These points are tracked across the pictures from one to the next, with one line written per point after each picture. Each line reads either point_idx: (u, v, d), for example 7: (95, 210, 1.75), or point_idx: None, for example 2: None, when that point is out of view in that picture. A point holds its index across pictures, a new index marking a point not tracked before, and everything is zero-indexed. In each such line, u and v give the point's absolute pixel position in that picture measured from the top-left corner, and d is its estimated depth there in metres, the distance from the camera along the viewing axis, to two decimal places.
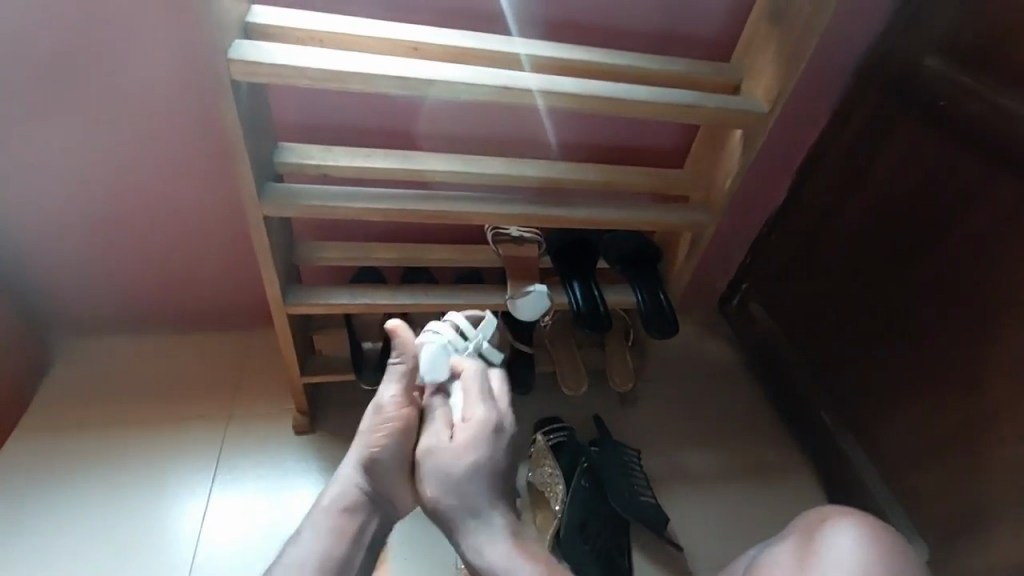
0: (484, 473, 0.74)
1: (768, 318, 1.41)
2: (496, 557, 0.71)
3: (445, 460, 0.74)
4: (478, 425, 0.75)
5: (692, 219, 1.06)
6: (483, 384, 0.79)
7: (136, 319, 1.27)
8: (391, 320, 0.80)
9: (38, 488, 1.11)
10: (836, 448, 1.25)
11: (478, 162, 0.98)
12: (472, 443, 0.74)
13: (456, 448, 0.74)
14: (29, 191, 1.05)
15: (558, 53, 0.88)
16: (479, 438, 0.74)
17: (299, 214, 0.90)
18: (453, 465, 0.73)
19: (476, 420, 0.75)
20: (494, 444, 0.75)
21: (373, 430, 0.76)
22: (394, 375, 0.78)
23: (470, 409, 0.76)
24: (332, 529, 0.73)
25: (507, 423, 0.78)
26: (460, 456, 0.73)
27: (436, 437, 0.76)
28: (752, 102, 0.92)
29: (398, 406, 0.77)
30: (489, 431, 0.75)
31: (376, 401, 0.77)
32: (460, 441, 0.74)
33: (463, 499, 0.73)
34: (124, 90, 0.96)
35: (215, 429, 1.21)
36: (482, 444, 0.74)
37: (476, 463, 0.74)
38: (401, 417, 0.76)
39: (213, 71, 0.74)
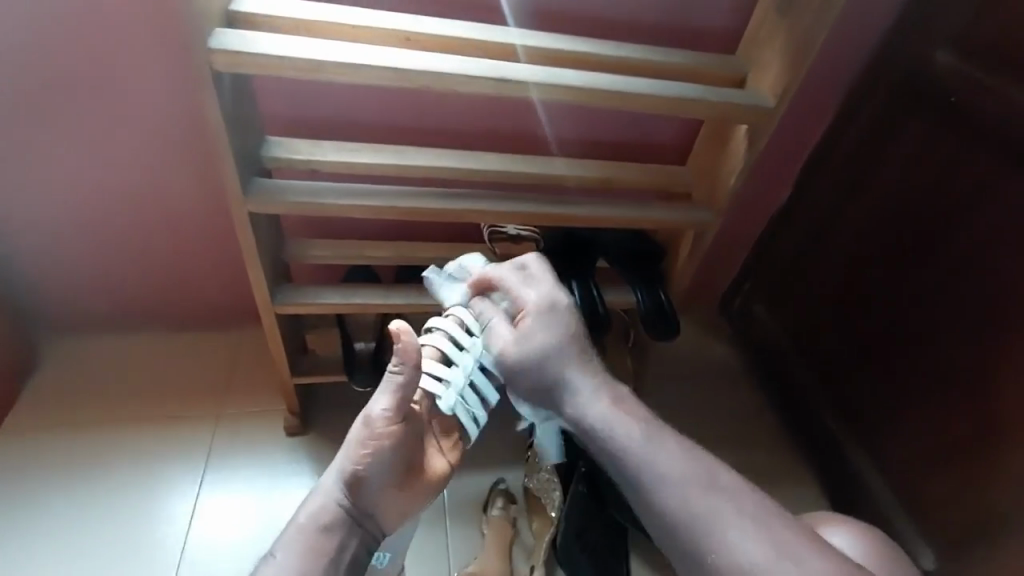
0: (565, 339, 0.76)
1: (773, 320, 1.37)
2: (596, 411, 0.72)
3: (523, 338, 0.76)
4: (535, 302, 0.78)
5: (694, 218, 1.02)
6: (519, 272, 0.81)
7: (124, 318, 1.24)
8: (395, 320, 0.70)
9: (22, 488, 1.08)
10: (840, 454, 1.21)
11: (473, 157, 0.95)
12: (540, 319, 0.77)
13: (524, 332, 0.77)
14: (10, 186, 1.02)
15: (554, 44, 0.85)
16: (542, 312, 0.77)
17: (287, 210, 0.87)
18: (528, 345, 0.76)
19: (529, 298, 0.78)
20: (564, 310, 0.78)
21: (361, 445, 0.70)
22: (387, 388, 0.71)
23: (518, 293, 0.79)
24: (309, 546, 0.68)
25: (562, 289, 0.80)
26: (533, 332, 0.76)
27: (501, 334, 0.78)
28: (759, 96, 0.88)
29: (390, 423, 0.71)
30: (548, 305, 0.78)
31: (366, 414, 0.71)
32: (528, 324, 0.77)
33: (561, 364, 0.75)
34: (107, 82, 0.93)
35: (204, 430, 1.18)
36: (549, 314, 0.77)
37: (550, 335, 0.76)
38: (393, 436, 0.70)
39: (193, 62, 0.70)
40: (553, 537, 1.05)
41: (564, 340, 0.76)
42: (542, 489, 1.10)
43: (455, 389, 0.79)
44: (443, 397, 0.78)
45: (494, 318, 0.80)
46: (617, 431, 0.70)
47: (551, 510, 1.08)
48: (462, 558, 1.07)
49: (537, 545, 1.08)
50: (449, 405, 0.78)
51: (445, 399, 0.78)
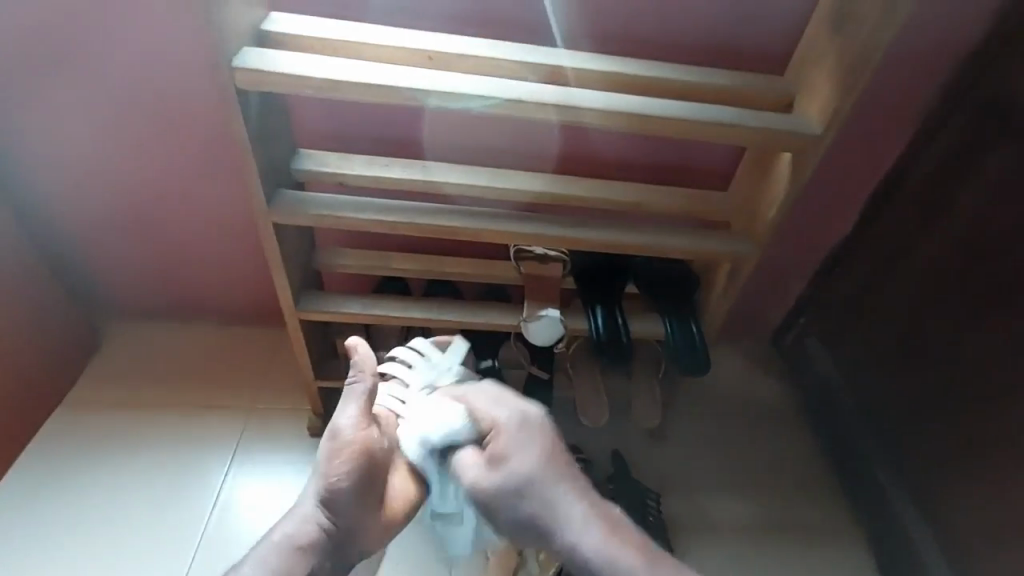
0: (543, 464, 0.80)
1: (828, 360, 1.24)
2: (588, 540, 0.77)
3: (495, 464, 0.80)
4: (504, 425, 0.82)
5: (730, 249, 0.95)
6: (495, 399, 0.85)
7: (175, 309, 1.33)
8: (352, 338, 0.83)
9: (73, 459, 1.18)
10: (896, 515, 1.09)
11: (495, 175, 0.92)
12: (511, 442, 0.81)
13: (495, 461, 0.80)
14: (79, 185, 1.11)
15: (580, 63, 0.81)
16: (510, 436, 0.82)
17: (308, 222, 0.89)
18: (498, 471, 0.80)
19: (497, 421, 0.83)
20: (540, 436, 0.83)
21: (333, 458, 0.77)
22: (353, 398, 0.80)
23: (485, 415, 0.84)
24: (281, 564, 0.72)
25: (531, 407, 0.85)
26: (506, 457, 0.80)
27: (473, 467, 0.81)
28: (804, 121, 0.80)
29: (357, 430, 0.78)
30: (526, 429, 0.82)
31: (333, 425, 0.78)
32: (498, 448, 0.81)
33: (541, 493, 0.79)
34: (161, 93, 1.00)
35: (236, 420, 1.24)
36: (518, 437, 0.82)
37: (523, 458, 0.80)
38: (360, 440, 0.77)
39: (220, 79, 0.74)
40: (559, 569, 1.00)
41: (536, 457, 0.81)
42: None
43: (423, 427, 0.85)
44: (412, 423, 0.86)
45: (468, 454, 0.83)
46: (608, 560, 0.75)
47: None
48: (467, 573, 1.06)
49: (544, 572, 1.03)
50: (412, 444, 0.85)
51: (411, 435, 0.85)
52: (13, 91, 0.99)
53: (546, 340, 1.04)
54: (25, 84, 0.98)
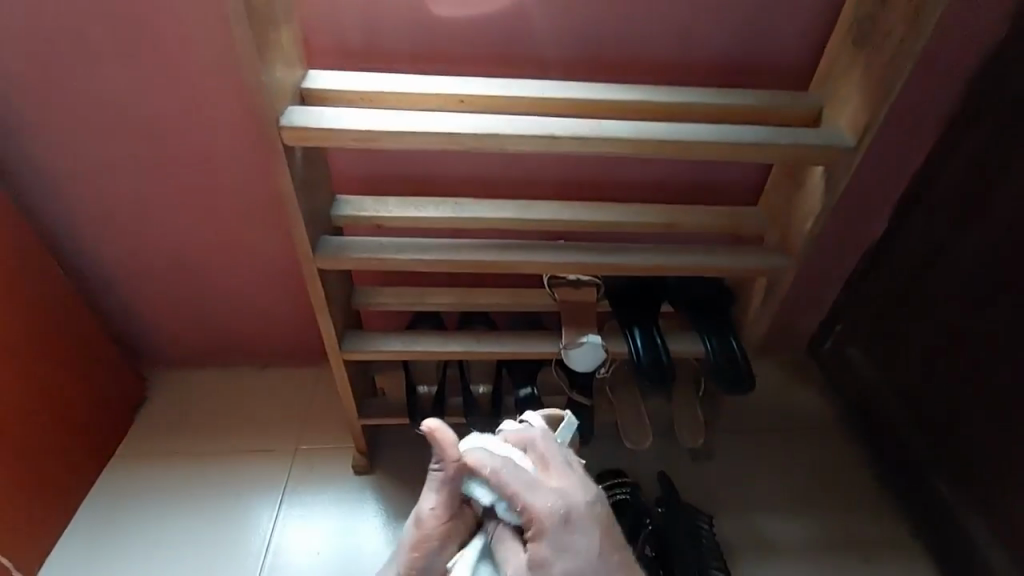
0: (581, 568, 0.61)
1: (869, 367, 1.21)
2: None
3: (539, 566, 0.60)
4: (547, 515, 0.62)
5: (766, 264, 0.95)
6: (518, 471, 0.63)
7: (219, 354, 1.37)
8: (431, 419, 0.66)
9: (129, 507, 1.21)
10: (959, 525, 1.06)
11: (527, 207, 0.94)
12: (557, 537, 0.61)
13: (542, 554, 0.61)
14: (128, 241, 1.16)
15: (607, 95, 0.83)
16: (557, 529, 0.62)
17: (350, 265, 0.92)
18: (547, 575, 0.60)
19: (539, 511, 0.62)
20: (584, 523, 0.63)
21: (412, 547, 0.65)
22: (434, 486, 0.66)
23: (524, 503, 0.62)
24: None
25: (576, 480, 0.66)
26: (563, 554, 0.61)
27: (512, 554, 0.61)
28: (836, 135, 0.82)
29: (440, 523, 0.64)
30: (561, 519, 0.62)
31: (415, 512, 0.66)
32: (542, 550, 0.61)
33: None
34: (204, 151, 1.04)
35: (283, 460, 1.26)
36: (565, 529, 0.62)
37: (580, 551, 0.62)
38: (447, 531, 0.65)
39: (268, 138, 0.77)
40: None
41: (583, 531, 0.63)
42: None
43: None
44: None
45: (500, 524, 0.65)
46: None
47: None
48: None
49: None
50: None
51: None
52: (70, 159, 1.05)
53: (586, 366, 1.04)
54: (78, 150, 1.04)
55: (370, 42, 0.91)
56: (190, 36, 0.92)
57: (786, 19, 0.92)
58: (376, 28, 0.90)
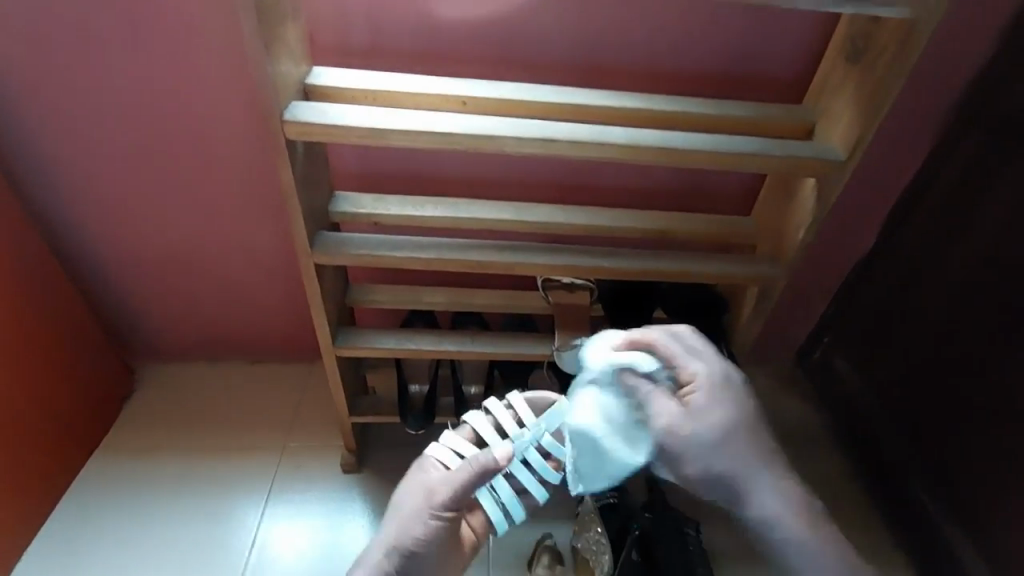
0: (730, 432, 0.84)
1: (854, 378, 1.23)
2: (773, 509, 0.87)
3: (695, 414, 0.82)
4: (703, 376, 0.83)
5: (757, 273, 0.97)
6: (680, 341, 0.84)
7: (210, 348, 1.36)
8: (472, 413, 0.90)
9: (112, 500, 1.20)
10: (938, 534, 1.08)
11: (525, 209, 0.95)
12: (709, 394, 0.83)
13: (698, 409, 0.82)
14: (122, 232, 1.16)
15: (607, 101, 0.85)
16: (713, 390, 0.83)
17: (347, 261, 0.92)
18: (705, 422, 0.82)
19: (697, 373, 0.83)
20: (737, 396, 0.85)
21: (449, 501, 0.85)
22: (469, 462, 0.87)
23: (684, 365, 0.82)
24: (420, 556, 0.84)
25: (727, 363, 0.87)
26: (713, 411, 0.83)
27: (668, 405, 0.81)
28: (829, 149, 0.84)
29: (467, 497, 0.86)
30: (718, 381, 0.84)
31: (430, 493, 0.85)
32: (694, 400, 0.82)
33: (740, 470, 0.86)
34: (203, 143, 1.04)
35: (271, 456, 1.26)
36: (716, 387, 0.83)
37: (725, 414, 0.83)
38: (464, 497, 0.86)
39: (271, 132, 0.78)
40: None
41: (729, 404, 0.84)
42: (592, 552, 1.05)
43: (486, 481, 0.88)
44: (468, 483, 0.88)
45: (654, 390, 0.81)
46: (783, 531, 0.87)
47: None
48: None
49: None
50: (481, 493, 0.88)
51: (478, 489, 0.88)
52: (68, 147, 1.04)
53: (576, 368, 1.05)
54: (76, 139, 1.03)
55: (374, 40, 0.92)
56: (195, 29, 0.92)
57: (783, 35, 0.94)
58: (381, 28, 0.91)
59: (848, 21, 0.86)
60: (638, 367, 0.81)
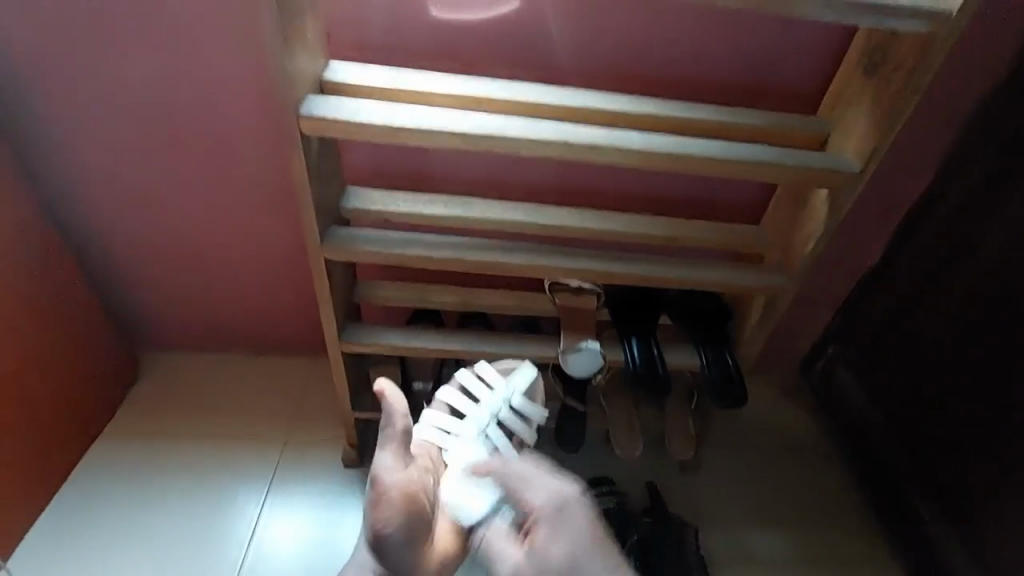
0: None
1: (857, 391, 1.23)
2: None
3: (536, 552, 0.78)
4: (541, 506, 0.81)
5: (766, 282, 0.97)
6: (520, 473, 0.84)
7: (215, 339, 1.37)
8: (379, 379, 0.87)
9: (113, 487, 1.20)
10: (937, 549, 1.07)
11: (536, 211, 0.95)
12: (549, 531, 0.79)
13: (535, 542, 0.78)
14: (132, 220, 1.16)
15: (621, 106, 0.85)
16: (549, 517, 0.80)
17: (357, 257, 0.92)
18: (544, 563, 0.76)
19: (535, 503, 0.81)
20: (572, 507, 0.81)
21: (378, 506, 0.77)
22: (389, 442, 0.83)
23: (527, 501, 0.81)
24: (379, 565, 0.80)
25: (563, 486, 0.83)
26: (542, 549, 0.77)
27: (511, 556, 0.79)
28: (842, 161, 0.84)
29: (399, 472, 0.80)
30: (558, 507, 0.80)
31: (374, 472, 0.79)
32: (539, 538, 0.78)
33: None
34: (217, 134, 1.05)
35: (272, 449, 1.26)
36: (557, 522, 0.79)
37: (569, 544, 0.78)
38: (404, 484, 0.78)
39: (286, 127, 0.78)
40: None
41: (588, 561, 0.77)
42: None
43: (465, 443, 0.94)
44: (450, 448, 0.93)
45: (500, 532, 0.83)
46: None
47: None
48: None
49: None
50: (457, 456, 0.93)
51: (455, 450, 0.93)
52: (81, 134, 1.05)
53: (582, 372, 1.05)
54: (89, 126, 1.04)
55: (390, 37, 0.92)
56: (212, 20, 0.93)
57: (799, 45, 0.94)
58: (399, 26, 0.92)
59: (866, 34, 0.87)
60: (496, 508, 0.87)
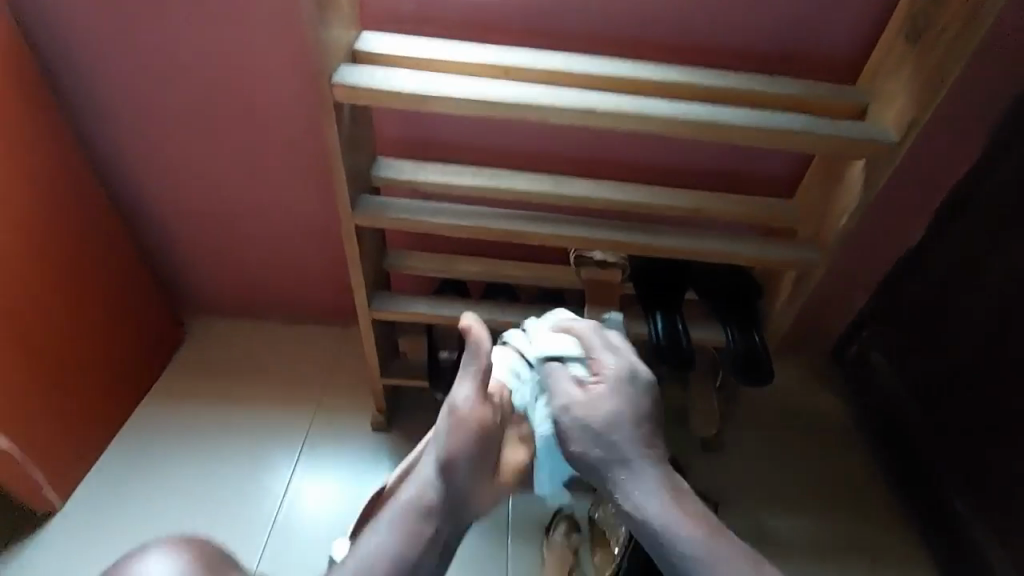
0: (616, 433, 0.78)
1: (889, 375, 1.20)
2: (654, 510, 0.75)
3: (591, 399, 0.79)
4: (610, 370, 0.80)
5: (797, 257, 0.95)
6: (601, 339, 0.83)
7: (254, 306, 1.43)
8: (465, 316, 0.81)
9: (159, 442, 1.28)
10: (968, 536, 1.06)
11: (562, 182, 0.95)
12: (609, 389, 0.79)
13: (591, 401, 0.79)
14: (176, 189, 1.22)
15: (650, 74, 0.84)
16: (616, 383, 0.80)
17: (386, 224, 0.95)
18: (594, 413, 0.78)
19: (606, 366, 0.80)
20: (634, 386, 0.80)
21: (450, 432, 0.78)
22: (468, 376, 0.79)
23: (598, 360, 0.81)
24: (406, 531, 0.76)
25: (635, 364, 0.82)
26: (599, 401, 0.79)
27: (571, 390, 0.80)
28: (879, 131, 0.81)
29: (475, 407, 0.78)
30: (621, 380, 0.80)
31: (452, 402, 0.79)
32: (598, 392, 0.79)
33: (616, 445, 0.78)
34: (255, 105, 1.08)
35: (306, 412, 1.32)
36: (619, 388, 0.79)
37: (621, 407, 0.79)
38: (479, 418, 0.78)
39: (320, 95, 0.80)
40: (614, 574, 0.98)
41: (627, 429, 0.78)
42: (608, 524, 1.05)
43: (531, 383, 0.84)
44: (516, 389, 0.83)
45: (565, 373, 0.81)
46: (670, 532, 0.74)
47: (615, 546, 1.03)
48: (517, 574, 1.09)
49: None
50: (522, 399, 0.83)
51: (519, 392, 0.83)
52: (131, 106, 1.10)
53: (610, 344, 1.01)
54: (137, 98, 1.09)
55: (420, 6, 0.93)
56: None
57: (840, 11, 0.91)
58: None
59: None
60: (570, 358, 0.82)
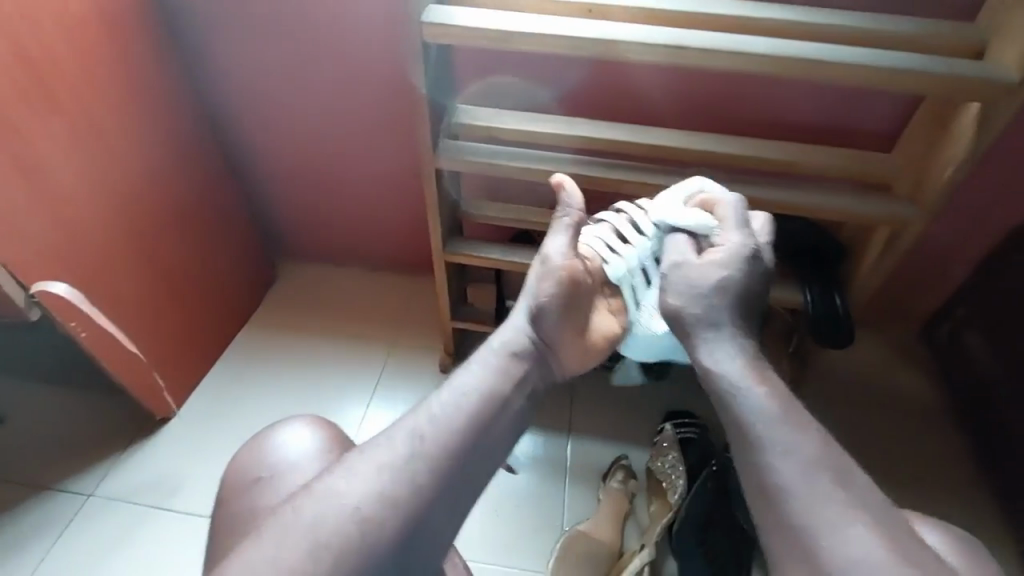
0: (726, 296, 0.71)
1: (988, 355, 1.14)
2: (727, 368, 0.66)
3: (701, 266, 0.73)
4: (733, 242, 0.74)
5: (892, 213, 0.89)
6: (733, 216, 0.76)
7: (336, 251, 1.53)
8: (558, 175, 0.82)
9: (250, 368, 1.39)
10: None
11: (641, 131, 0.95)
12: (725, 256, 0.73)
13: (706, 265, 0.73)
14: (272, 136, 1.31)
15: (740, 11, 0.81)
16: (736, 254, 0.73)
17: (464, 168, 0.98)
18: (704, 277, 0.72)
19: (729, 238, 0.74)
20: (751, 267, 0.73)
21: (542, 279, 0.76)
22: (562, 229, 0.79)
23: (722, 231, 0.75)
24: (501, 369, 0.70)
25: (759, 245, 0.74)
26: (710, 267, 0.72)
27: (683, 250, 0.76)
28: (999, 69, 0.74)
29: (569, 258, 0.77)
30: (746, 258, 0.72)
31: (544, 253, 0.78)
32: (715, 255, 0.73)
33: (712, 308, 0.70)
34: (347, 54, 1.15)
35: (381, 351, 1.41)
36: (739, 261, 0.72)
37: (736, 279, 0.71)
38: (571, 268, 0.76)
39: (410, 34, 0.84)
40: (669, 521, 1.07)
41: (731, 306, 0.71)
42: (663, 473, 1.14)
43: (625, 262, 0.80)
44: (612, 263, 0.80)
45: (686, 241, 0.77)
46: (743, 394, 0.64)
47: (672, 496, 1.10)
48: (575, 516, 1.13)
49: (651, 526, 1.10)
50: (618, 274, 0.80)
51: (614, 266, 0.80)
52: (237, 54, 1.19)
53: None
54: (242, 47, 1.18)
55: None
56: None
57: None
58: None
59: None
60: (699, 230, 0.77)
